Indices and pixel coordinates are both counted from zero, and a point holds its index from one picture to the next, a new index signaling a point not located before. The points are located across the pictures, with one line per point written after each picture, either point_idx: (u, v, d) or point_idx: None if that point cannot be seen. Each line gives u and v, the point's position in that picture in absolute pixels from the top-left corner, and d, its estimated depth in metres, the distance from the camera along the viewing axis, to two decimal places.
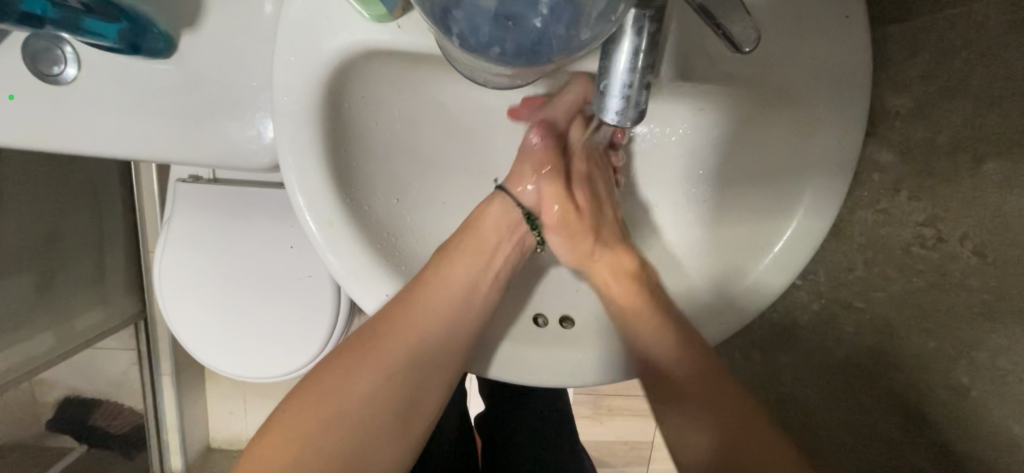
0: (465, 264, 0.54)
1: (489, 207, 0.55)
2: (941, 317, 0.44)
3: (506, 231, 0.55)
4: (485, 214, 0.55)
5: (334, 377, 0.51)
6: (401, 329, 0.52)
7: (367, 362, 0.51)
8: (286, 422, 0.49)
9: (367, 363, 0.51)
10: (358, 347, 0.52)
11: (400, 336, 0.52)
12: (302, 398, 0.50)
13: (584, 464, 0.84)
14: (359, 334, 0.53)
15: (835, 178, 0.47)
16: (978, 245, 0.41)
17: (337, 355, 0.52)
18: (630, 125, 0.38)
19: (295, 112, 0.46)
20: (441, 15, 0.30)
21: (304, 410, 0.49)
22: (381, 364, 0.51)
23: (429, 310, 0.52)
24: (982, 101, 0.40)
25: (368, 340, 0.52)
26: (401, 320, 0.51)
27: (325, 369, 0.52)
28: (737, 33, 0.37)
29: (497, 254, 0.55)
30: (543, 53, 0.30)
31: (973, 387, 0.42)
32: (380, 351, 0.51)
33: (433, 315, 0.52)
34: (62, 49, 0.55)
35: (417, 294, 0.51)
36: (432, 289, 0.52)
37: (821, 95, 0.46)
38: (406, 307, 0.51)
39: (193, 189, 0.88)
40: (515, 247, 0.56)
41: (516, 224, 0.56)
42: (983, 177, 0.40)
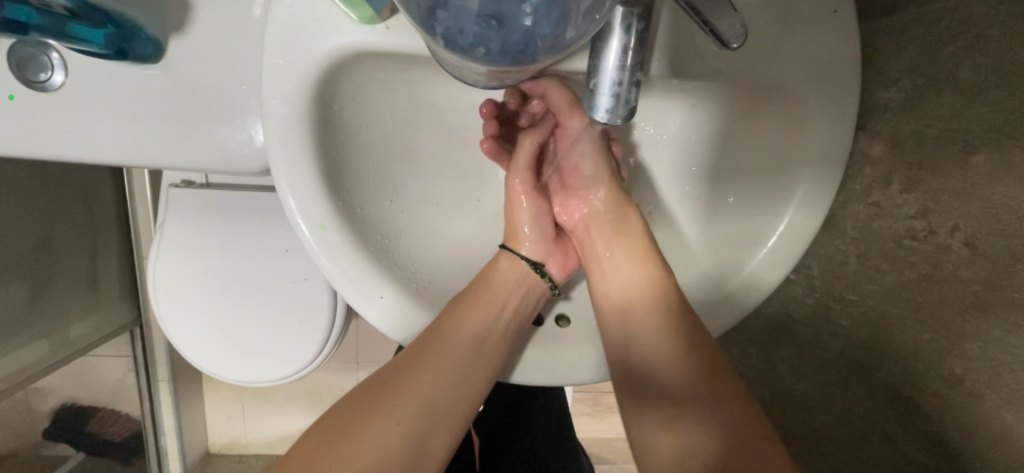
0: (478, 312, 0.53)
1: (499, 261, 0.57)
2: (933, 309, 0.44)
3: (516, 281, 0.56)
4: (500, 264, 0.56)
5: (335, 435, 0.47)
6: (413, 379, 0.50)
7: (377, 412, 0.48)
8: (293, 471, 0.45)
9: (379, 411, 0.48)
10: (365, 401, 0.49)
11: (412, 388, 0.50)
12: (310, 447, 0.47)
13: (582, 463, 0.85)
14: (368, 387, 0.51)
15: (827, 172, 0.48)
16: (969, 236, 0.41)
17: (340, 410, 0.49)
18: (620, 123, 0.38)
19: (285, 115, 0.46)
20: (427, 15, 0.29)
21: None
22: (388, 419, 0.48)
23: (443, 359, 0.51)
24: (970, 94, 0.40)
25: (377, 393, 0.50)
26: (413, 371, 0.50)
27: (335, 416, 0.49)
28: (723, 29, 0.37)
29: (511, 303, 0.54)
30: (530, 53, 0.30)
31: (966, 378, 0.42)
32: (393, 398, 0.49)
33: (447, 364, 0.51)
34: (49, 55, 0.55)
35: (432, 343, 0.50)
36: (446, 337, 0.51)
37: (812, 89, 0.46)
38: (420, 358, 0.50)
39: (186, 194, 0.87)
40: (529, 295, 0.56)
41: (525, 275, 0.56)
42: (973, 169, 0.40)
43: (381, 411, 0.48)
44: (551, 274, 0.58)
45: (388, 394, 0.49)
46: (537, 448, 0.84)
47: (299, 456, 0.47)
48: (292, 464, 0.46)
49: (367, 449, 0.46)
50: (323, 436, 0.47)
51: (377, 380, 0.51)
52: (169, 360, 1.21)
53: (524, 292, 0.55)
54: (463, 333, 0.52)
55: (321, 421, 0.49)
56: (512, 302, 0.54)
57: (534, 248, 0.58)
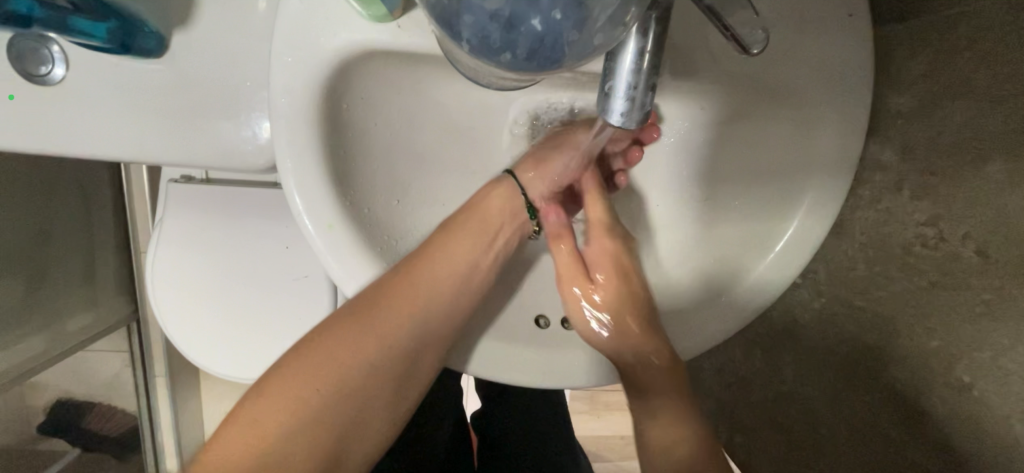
0: (451, 255, 0.52)
1: (494, 190, 0.55)
2: (943, 316, 0.44)
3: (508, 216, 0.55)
4: (486, 203, 0.54)
5: (290, 374, 0.46)
6: (376, 321, 0.49)
7: (364, 333, 0.48)
8: (275, 390, 0.45)
9: (365, 333, 0.48)
10: (324, 341, 0.48)
11: (376, 329, 0.49)
12: (292, 368, 0.46)
13: (581, 463, 0.83)
14: (326, 326, 0.49)
15: (839, 177, 0.47)
16: (981, 244, 0.41)
17: (298, 349, 0.48)
18: (635, 127, 0.38)
19: (293, 113, 0.45)
20: (452, 19, 0.29)
21: (252, 418, 0.44)
22: (343, 361, 0.47)
23: (409, 305, 0.50)
24: (983, 102, 0.40)
25: (337, 334, 0.48)
26: (377, 313, 0.48)
27: (318, 336, 0.48)
28: (746, 36, 0.37)
29: (489, 243, 0.54)
30: (550, 57, 0.29)
31: (975, 386, 0.42)
32: (378, 323, 0.49)
33: (414, 308, 0.50)
34: (49, 49, 0.54)
35: (402, 284, 0.50)
36: (417, 281, 0.50)
37: (826, 94, 0.45)
38: (387, 300, 0.49)
39: (186, 189, 0.86)
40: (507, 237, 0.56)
41: (519, 210, 0.56)
42: (986, 177, 0.40)
43: (362, 344, 0.48)
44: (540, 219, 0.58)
45: (348, 335, 0.48)
46: (537, 448, 0.83)
47: (252, 395, 0.45)
48: (271, 385, 0.45)
49: (325, 388, 0.46)
50: (277, 373, 0.46)
51: (337, 318, 0.49)
52: (167, 356, 1.20)
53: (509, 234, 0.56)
54: (437, 276, 0.52)
55: (279, 359, 0.47)
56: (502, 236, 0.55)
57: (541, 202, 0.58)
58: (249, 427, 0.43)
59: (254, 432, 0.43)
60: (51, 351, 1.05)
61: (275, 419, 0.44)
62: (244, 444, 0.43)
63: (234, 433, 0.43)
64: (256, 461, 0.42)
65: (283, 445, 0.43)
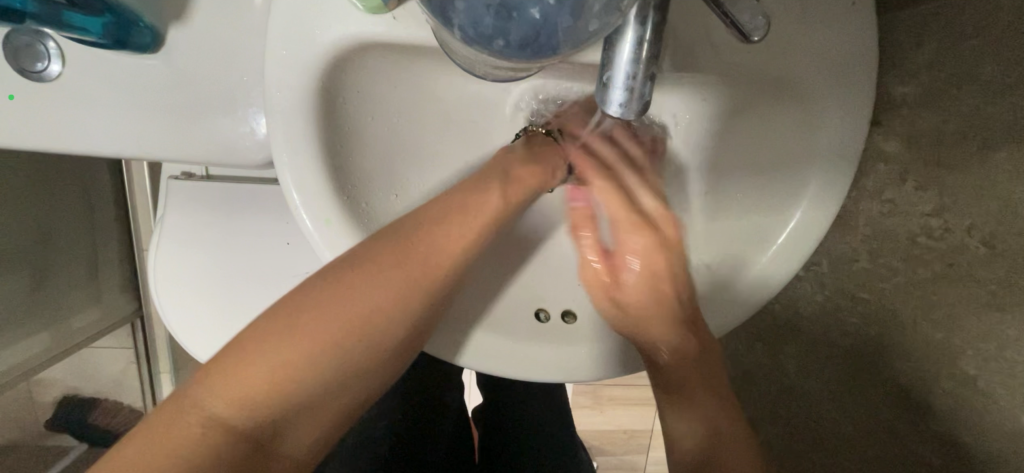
0: (472, 208, 0.48)
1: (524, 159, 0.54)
2: (946, 308, 0.44)
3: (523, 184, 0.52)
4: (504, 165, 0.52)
5: (297, 322, 0.40)
6: (394, 275, 0.43)
7: (399, 283, 0.43)
8: (296, 332, 0.40)
9: (399, 287, 0.43)
10: (350, 284, 0.42)
11: (394, 284, 0.43)
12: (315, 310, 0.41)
13: (582, 459, 0.84)
14: (334, 273, 0.43)
15: (842, 169, 0.47)
16: (986, 235, 0.40)
17: (305, 291, 0.42)
18: (634, 118, 0.37)
19: (288, 107, 0.45)
20: (442, 7, 0.28)
21: (256, 363, 0.39)
22: (352, 317, 0.42)
23: (429, 259, 0.45)
24: (990, 89, 0.39)
25: (351, 284, 0.42)
26: (395, 266, 0.43)
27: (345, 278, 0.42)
28: (745, 22, 0.37)
29: (508, 197, 0.51)
30: (549, 45, 0.29)
31: (980, 378, 0.42)
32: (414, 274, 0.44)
33: (433, 263, 0.45)
34: (45, 45, 0.54)
35: (420, 237, 0.45)
36: (436, 235, 0.46)
37: (829, 83, 0.45)
38: (404, 250, 0.44)
39: (187, 186, 0.86)
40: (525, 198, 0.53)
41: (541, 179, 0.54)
42: (992, 167, 0.40)
43: (394, 294, 0.43)
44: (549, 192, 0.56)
45: (363, 286, 0.42)
46: (539, 444, 0.83)
47: (252, 337, 0.40)
48: (291, 324, 0.40)
49: (336, 345, 0.41)
50: (283, 318, 0.41)
51: (349, 266, 0.43)
52: (171, 353, 1.21)
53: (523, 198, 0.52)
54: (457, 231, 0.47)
55: (282, 300, 0.42)
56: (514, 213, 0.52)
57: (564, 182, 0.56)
58: (255, 373, 0.39)
59: (259, 380, 0.39)
60: (56, 346, 1.06)
61: (282, 369, 0.39)
62: (255, 382, 0.39)
63: (235, 376, 0.39)
64: (262, 408, 0.39)
65: (293, 396, 0.40)
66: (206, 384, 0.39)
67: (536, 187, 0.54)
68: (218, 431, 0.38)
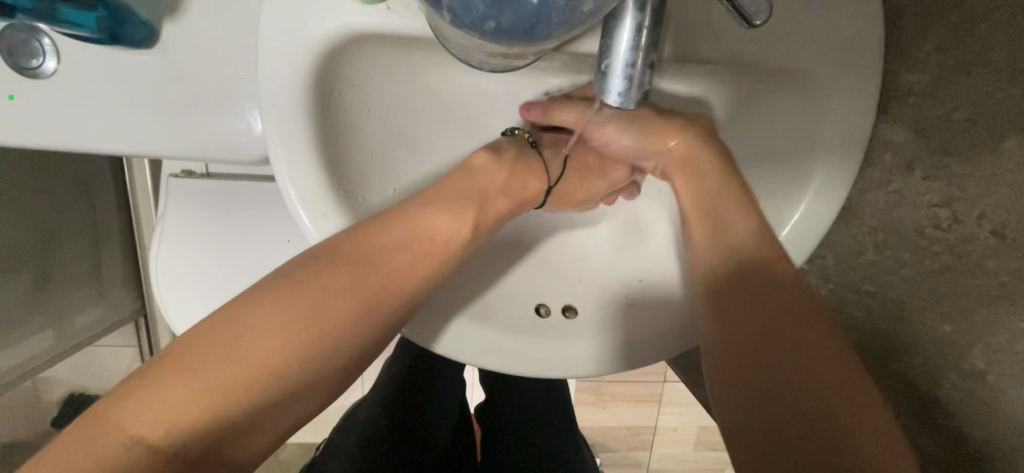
0: (441, 208, 0.48)
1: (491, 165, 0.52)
2: (954, 300, 0.43)
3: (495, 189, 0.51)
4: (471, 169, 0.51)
5: (241, 328, 0.40)
6: (349, 278, 0.43)
7: (351, 281, 0.43)
8: (239, 335, 0.39)
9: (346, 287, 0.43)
10: (301, 285, 0.42)
11: (345, 290, 0.43)
12: (262, 311, 0.41)
13: (584, 455, 0.83)
14: (286, 278, 0.43)
15: (847, 158, 0.46)
16: (997, 225, 0.39)
17: (253, 297, 0.41)
18: (633, 107, 0.37)
19: (283, 100, 0.44)
20: None
21: (194, 369, 0.38)
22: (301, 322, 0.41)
23: (392, 257, 0.45)
24: (1001, 74, 0.38)
25: (303, 283, 0.42)
26: (351, 267, 0.44)
27: (294, 279, 0.42)
28: (748, 6, 0.36)
29: (483, 197, 0.50)
30: (546, 30, 0.28)
31: (990, 373, 0.41)
32: (365, 275, 0.44)
33: (395, 262, 0.45)
34: (40, 41, 0.53)
35: (380, 237, 0.45)
36: (402, 232, 0.46)
37: (834, 70, 0.43)
38: (362, 252, 0.44)
39: (186, 183, 0.86)
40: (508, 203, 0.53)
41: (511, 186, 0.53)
42: (1004, 154, 0.39)
43: (344, 293, 0.43)
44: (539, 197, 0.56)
45: (314, 291, 0.42)
46: (541, 444, 0.82)
47: (191, 343, 0.39)
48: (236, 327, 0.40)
49: (286, 350, 0.40)
50: (228, 321, 0.40)
51: (302, 271, 0.43)
52: None
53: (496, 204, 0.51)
54: (435, 227, 0.48)
55: (230, 305, 0.41)
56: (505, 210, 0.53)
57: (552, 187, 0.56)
58: (191, 381, 0.37)
59: (198, 386, 0.37)
60: (60, 345, 1.08)
61: (223, 376, 0.38)
62: (191, 394, 0.37)
63: (168, 385, 0.37)
64: (192, 423, 0.37)
65: (227, 409, 0.38)
66: (134, 397, 0.37)
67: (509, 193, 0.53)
68: (143, 450, 0.36)
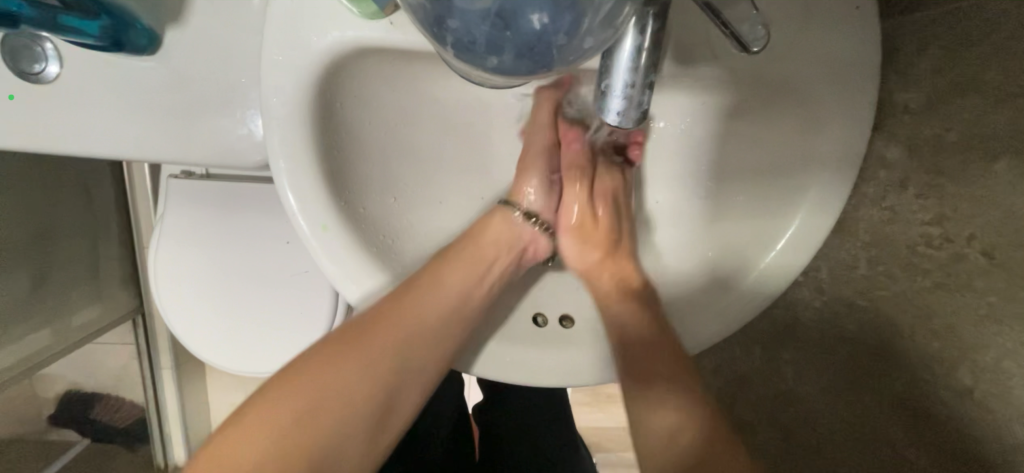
0: (451, 272, 0.51)
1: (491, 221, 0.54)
2: (946, 317, 0.44)
3: (508, 238, 0.54)
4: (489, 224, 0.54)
5: (274, 405, 0.44)
6: (390, 333, 0.48)
7: (373, 343, 0.48)
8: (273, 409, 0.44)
9: (367, 350, 0.47)
10: (332, 356, 0.47)
11: (367, 356, 0.47)
12: (293, 385, 0.45)
13: (581, 455, 0.85)
14: (336, 340, 0.48)
15: (843, 174, 0.46)
16: (986, 246, 0.40)
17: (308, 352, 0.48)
18: (632, 127, 0.37)
19: (286, 114, 0.45)
20: (437, 25, 0.27)
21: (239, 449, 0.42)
22: (354, 376, 0.46)
23: (424, 309, 0.49)
24: (989, 99, 0.39)
25: (330, 356, 0.47)
26: (390, 321, 0.48)
27: (325, 349, 0.47)
28: (745, 32, 0.37)
29: (481, 247, 0.53)
30: (542, 61, 0.28)
31: (976, 390, 0.42)
32: (383, 338, 0.48)
33: (428, 317, 0.49)
34: (43, 46, 0.54)
35: (410, 295, 0.49)
36: (432, 287, 0.50)
37: (831, 87, 0.44)
38: (398, 307, 0.48)
39: (187, 184, 0.86)
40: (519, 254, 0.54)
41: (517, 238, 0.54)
42: (993, 177, 0.39)
43: (369, 356, 0.47)
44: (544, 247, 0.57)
45: (362, 348, 0.47)
46: (543, 448, 0.83)
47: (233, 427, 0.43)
48: (272, 402, 0.44)
49: (349, 398, 0.46)
50: (291, 375, 0.46)
51: (349, 331, 0.48)
52: (172, 349, 1.21)
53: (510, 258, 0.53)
54: (452, 288, 0.51)
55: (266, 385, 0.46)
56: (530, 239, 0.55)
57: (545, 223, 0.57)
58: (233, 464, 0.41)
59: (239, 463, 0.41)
60: (60, 344, 1.07)
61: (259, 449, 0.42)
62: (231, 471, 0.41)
63: (255, 444, 0.42)
64: None
65: None
66: None
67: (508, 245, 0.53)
68: None
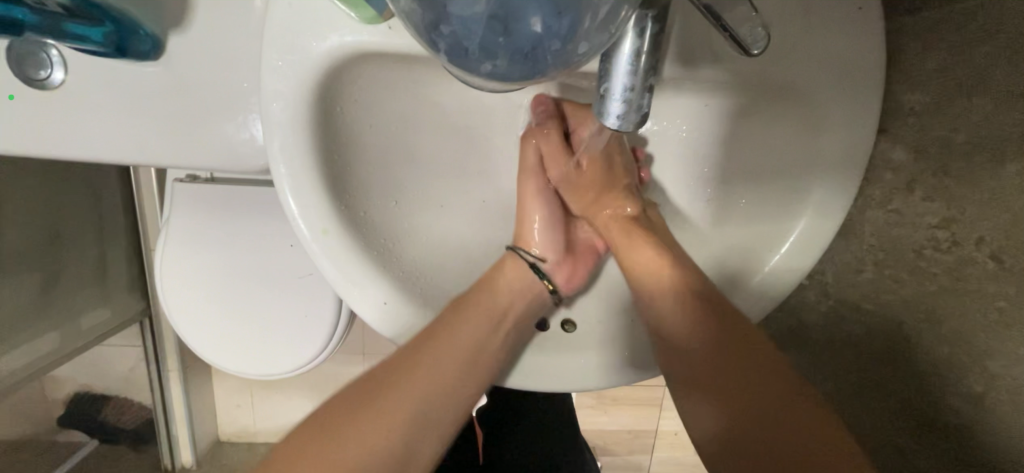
0: (477, 305, 0.52)
1: (507, 261, 0.56)
2: (954, 323, 0.43)
3: (523, 281, 0.55)
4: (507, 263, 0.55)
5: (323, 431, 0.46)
6: (417, 373, 0.49)
7: (410, 375, 0.49)
8: (320, 435, 0.46)
9: (403, 382, 0.49)
10: (372, 387, 0.49)
11: (404, 387, 0.49)
12: (338, 411, 0.47)
13: (584, 457, 0.85)
14: (381, 372, 0.50)
15: (847, 177, 0.45)
16: (995, 250, 0.40)
17: (339, 395, 0.49)
18: (632, 130, 0.37)
19: (286, 118, 0.45)
20: (430, 33, 0.27)
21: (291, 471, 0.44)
22: (399, 410, 0.48)
23: (458, 340, 0.51)
24: (999, 99, 0.39)
25: (373, 389, 0.49)
26: (416, 361, 0.49)
27: (366, 382, 0.50)
28: (745, 35, 0.37)
29: (501, 282, 0.54)
30: (537, 68, 0.28)
31: (987, 396, 0.41)
32: (417, 369, 0.49)
33: (453, 354, 0.50)
34: (48, 53, 0.54)
35: (434, 337, 0.50)
36: (460, 323, 0.51)
37: (835, 87, 0.43)
38: (432, 341, 0.50)
39: (191, 189, 0.87)
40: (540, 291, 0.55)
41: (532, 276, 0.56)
42: (1003, 178, 0.39)
43: (406, 387, 0.49)
44: (554, 280, 0.56)
45: (398, 387, 0.49)
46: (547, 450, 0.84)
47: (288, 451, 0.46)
48: (320, 428, 0.46)
49: (385, 428, 0.47)
50: (336, 406, 0.48)
51: (383, 372, 0.50)
52: (178, 351, 1.22)
53: (528, 298, 0.55)
54: (479, 323, 0.52)
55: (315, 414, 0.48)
56: (536, 265, 0.56)
57: (547, 247, 0.57)
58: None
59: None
60: (68, 345, 1.07)
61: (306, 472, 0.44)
62: None
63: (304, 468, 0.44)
64: None
65: None
66: None
67: (527, 285, 0.55)
68: None
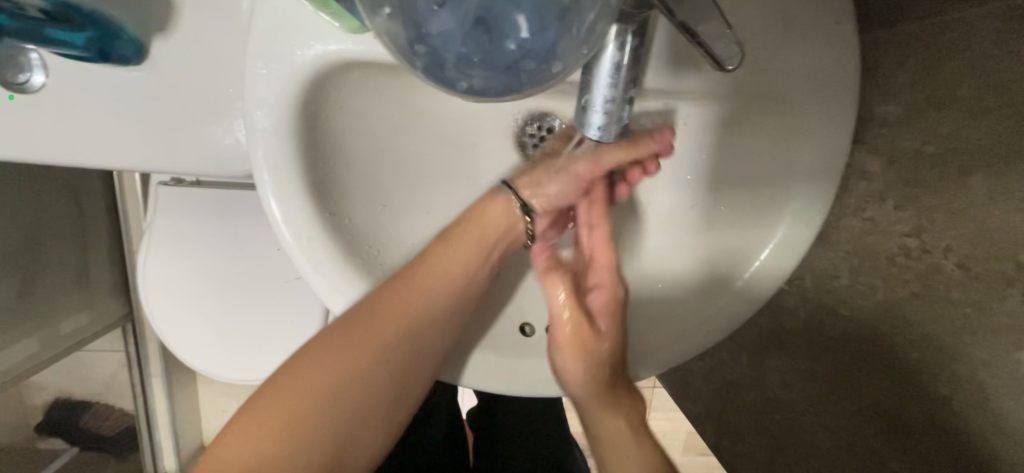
0: (457, 247, 0.52)
1: (493, 202, 0.53)
2: (924, 328, 0.45)
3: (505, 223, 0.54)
4: (485, 210, 0.53)
5: (304, 364, 0.48)
6: (392, 320, 0.50)
7: (388, 318, 0.49)
8: (301, 370, 0.47)
9: (380, 325, 0.49)
10: (350, 327, 0.49)
11: (380, 328, 0.49)
12: (318, 349, 0.48)
13: (577, 456, 0.84)
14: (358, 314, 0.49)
15: (822, 186, 0.47)
16: (961, 258, 0.42)
17: (301, 362, 0.48)
18: (613, 140, 0.38)
19: (271, 125, 0.45)
20: (408, 51, 0.28)
21: (276, 401, 0.46)
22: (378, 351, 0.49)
23: (437, 283, 0.51)
24: (967, 113, 0.40)
25: (353, 328, 0.49)
26: (392, 314, 0.49)
27: (345, 323, 0.49)
28: (720, 51, 0.37)
29: (484, 220, 0.53)
30: (511, 88, 0.29)
31: (953, 399, 0.44)
32: (394, 311, 0.49)
33: (433, 297, 0.51)
34: (29, 56, 0.53)
35: (408, 289, 0.50)
36: (441, 264, 0.52)
37: (812, 99, 0.45)
38: (410, 283, 0.50)
39: (176, 192, 0.86)
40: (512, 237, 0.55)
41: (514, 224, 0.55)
42: (970, 191, 0.41)
43: (384, 330, 0.49)
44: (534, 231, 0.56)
45: (375, 327, 0.49)
46: (539, 450, 0.83)
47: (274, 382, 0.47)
48: (301, 363, 0.48)
49: (363, 367, 0.49)
50: (316, 343, 0.49)
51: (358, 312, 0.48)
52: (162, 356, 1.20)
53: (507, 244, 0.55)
54: (458, 267, 0.52)
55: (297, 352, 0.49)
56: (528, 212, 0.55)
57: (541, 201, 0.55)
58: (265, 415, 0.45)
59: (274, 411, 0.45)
60: (48, 350, 1.05)
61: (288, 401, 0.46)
62: (269, 421, 0.45)
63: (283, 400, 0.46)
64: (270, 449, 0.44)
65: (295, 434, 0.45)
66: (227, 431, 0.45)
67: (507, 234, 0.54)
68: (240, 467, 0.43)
